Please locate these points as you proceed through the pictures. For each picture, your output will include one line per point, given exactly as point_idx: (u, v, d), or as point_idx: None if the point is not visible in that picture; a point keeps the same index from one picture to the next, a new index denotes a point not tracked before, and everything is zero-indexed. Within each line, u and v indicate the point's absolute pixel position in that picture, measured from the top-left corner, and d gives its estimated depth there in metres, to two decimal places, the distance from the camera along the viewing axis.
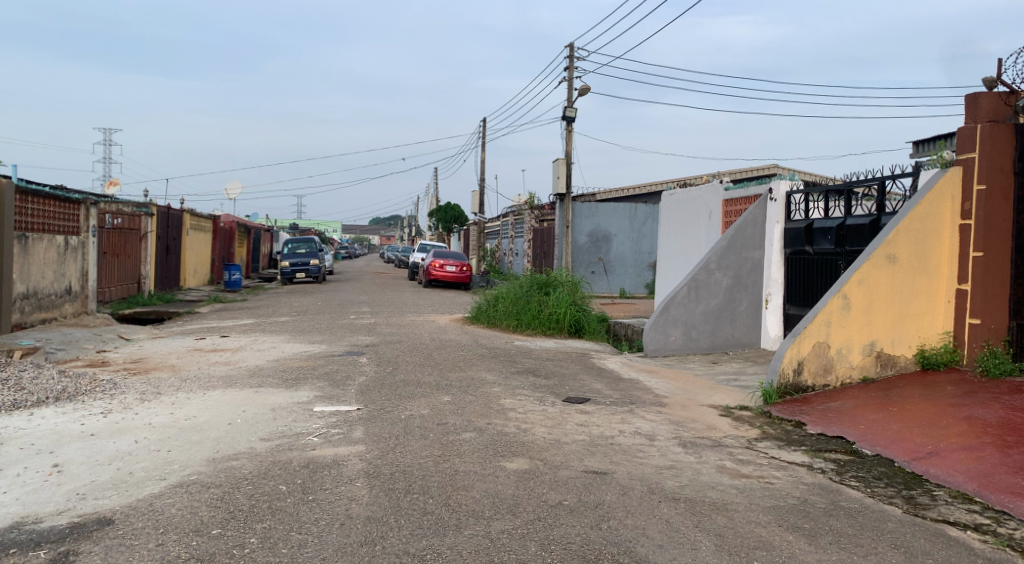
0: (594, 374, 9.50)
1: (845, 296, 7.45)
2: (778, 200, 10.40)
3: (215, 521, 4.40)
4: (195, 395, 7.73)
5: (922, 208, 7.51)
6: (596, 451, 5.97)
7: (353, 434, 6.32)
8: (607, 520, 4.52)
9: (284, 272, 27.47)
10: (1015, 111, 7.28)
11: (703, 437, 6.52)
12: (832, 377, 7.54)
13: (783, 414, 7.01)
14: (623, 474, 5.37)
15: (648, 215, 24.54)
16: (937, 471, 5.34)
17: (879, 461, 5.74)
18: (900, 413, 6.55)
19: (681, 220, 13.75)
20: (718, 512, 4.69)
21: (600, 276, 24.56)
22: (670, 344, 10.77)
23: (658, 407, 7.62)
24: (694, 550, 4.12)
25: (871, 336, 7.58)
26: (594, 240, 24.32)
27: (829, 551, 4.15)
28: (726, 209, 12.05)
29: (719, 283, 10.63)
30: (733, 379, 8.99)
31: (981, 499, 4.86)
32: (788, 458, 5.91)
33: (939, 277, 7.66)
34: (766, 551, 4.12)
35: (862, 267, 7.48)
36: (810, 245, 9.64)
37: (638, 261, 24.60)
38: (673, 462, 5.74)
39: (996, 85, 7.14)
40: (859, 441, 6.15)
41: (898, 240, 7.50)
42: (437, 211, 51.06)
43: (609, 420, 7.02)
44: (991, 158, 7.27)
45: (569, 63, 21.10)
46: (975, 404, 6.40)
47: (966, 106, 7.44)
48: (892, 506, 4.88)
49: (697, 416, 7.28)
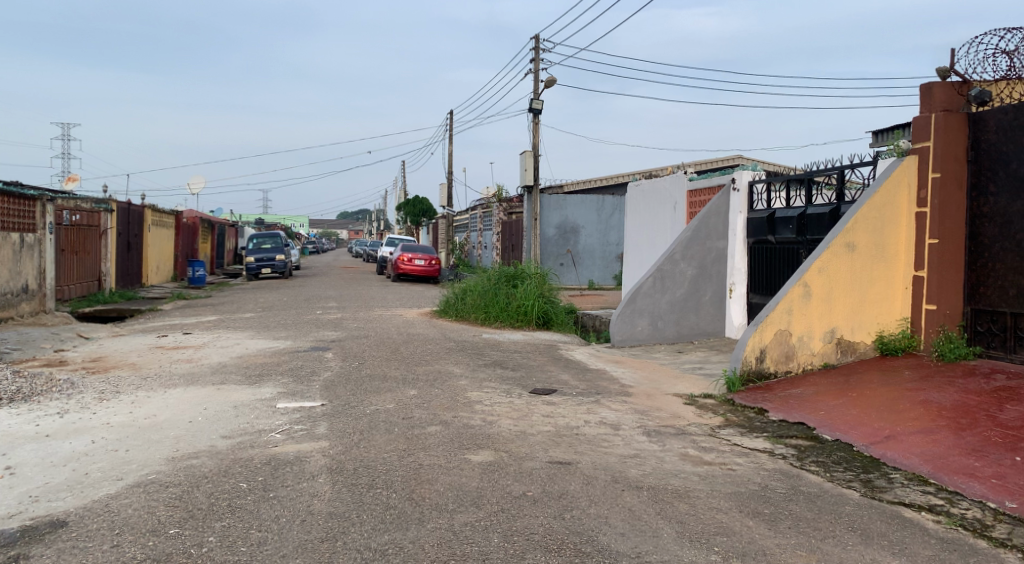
0: (560, 365, 9.55)
1: (805, 284, 7.54)
2: (740, 189, 10.48)
3: (174, 520, 4.32)
4: (155, 394, 7.58)
5: (879, 197, 7.63)
6: (561, 442, 5.98)
7: (316, 429, 6.25)
8: (570, 510, 4.53)
9: (249, 268, 27.10)
10: (968, 99, 7.40)
11: (667, 425, 6.56)
12: (793, 364, 7.64)
13: (745, 402, 7.11)
14: (587, 464, 5.39)
15: (615, 207, 24.69)
16: (892, 455, 5.45)
17: (838, 446, 5.83)
18: (859, 398, 6.67)
19: (646, 211, 13.83)
20: (679, 499, 4.73)
21: (569, 268, 24.63)
22: (637, 334, 10.83)
23: (624, 397, 7.67)
24: (655, 537, 4.15)
25: (831, 323, 7.69)
26: (562, 233, 24.38)
27: (787, 535, 4.22)
28: (690, 200, 12.15)
29: (684, 273, 10.70)
30: (698, 367, 9.08)
31: (935, 481, 4.97)
32: (750, 444, 5.98)
33: (897, 265, 7.79)
34: (727, 537, 4.16)
35: (822, 255, 7.58)
36: (772, 234, 9.74)
37: (606, 253, 24.76)
38: (637, 451, 5.78)
39: (949, 74, 7.26)
40: (819, 427, 6.24)
41: (855, 229, 7.62)
42: (405, 205, 50.79)
43: (575, 411, 7.04)
44: (945, 147, 7.38)
45: (534, 56, 20.98)
46: (931, 387, 6.54)
47: (921, 96, 7.57)
48: (850, 490, 4.96)
49: (662, 405, 7.33)
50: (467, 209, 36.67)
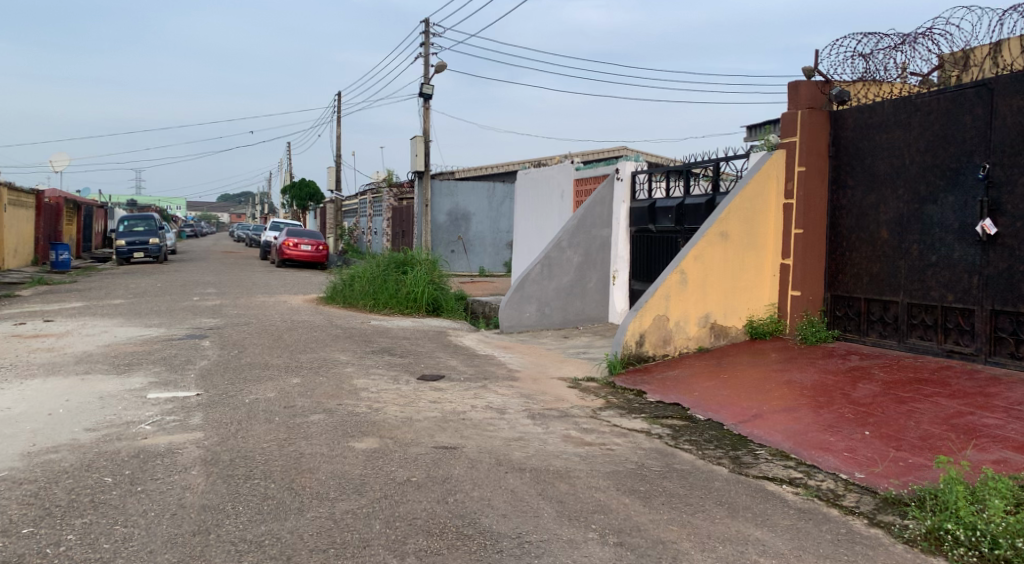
0: (449, 351, 9.55)
1: (682, 271, 7.90)
2: (624, 179, 10.82)
3: (26, 520, 4.01)
4: (8, 385, 6.99)
5: (750, 189, 8.08)
6: (447, 427, 5.99)
7: (190, 420, 5.97)
8: (454, 493, 4.56)
9: (120, 252, 25.42)
10: (829, 98, 7.92)
11: (552, 409, 6.71)
12: (671, 347, 7.99)
13: (626, 384, 7.38)
14: (472, 448, 5.44)
15: (506, 194, 24.90)
16: (758, 432, 5.81)
17: (710, 425, 6.16)
18: (730, 379, 7.07)
19: (535, 199, 14.03)
20: (560, 480, 4.86)
21: (460, 255, 24.61)
22: (525, 320, 10.98)
23: (511, 382, 7.78)
24: (536, 517, 4.25)
25: (706, 309, 8.09)
26: (453, 219, 24.30)
27: (661, 510, 4.42)
28: (577, 189, 12.42)
29: (570, 260, 10.94)
30: (583, 352, 9.33)
31: (795, 455, 5.34)
32: (629, 425, 6.21)
33: (766, 254, 8.27)
34: (604, 514, 4.31)
35: (698, 244, 7.96)
36: (653, 223, 10.12)
37: (496, 240, 24.94)
38: (522, 434, 5.88)
39: (813, 73, 7.76)
40: (693, 407, 6.57)
41: (728, 218, 8.04)
42: (291, 188, 49.10)
43: (462, 396, 7.07)
44: (809, 142, 7.89)
45: (425, 40, 20.73)
46: (793, 368, 7.02)
47: (789, 94, 8.06)
48: (720, 466, 5.26)
49: (547, 388, 7.49)
50: (356, 194, 35.91)
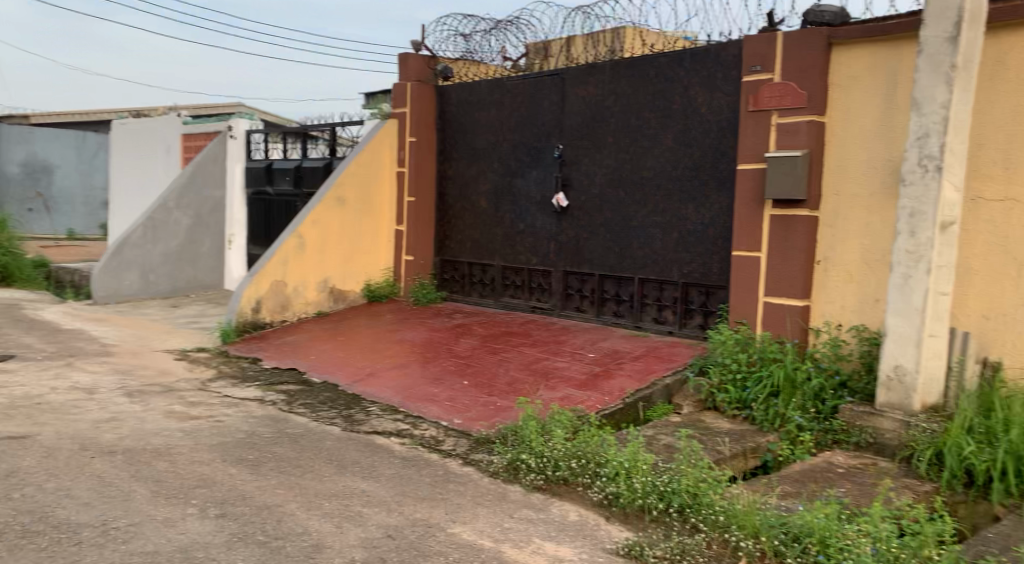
0: (21, 327, 8.07)
1: (297, 235, 7.84)
2: (237, 137, 10.27)
3: None
4: None
5: (364, 156, 8.34)
6: (13, 415, 5.07)
7: None
8: (19, 489, 3.89)
9: None
10: (435, 73, 8.44)
11: (153, 384, 6.12)
12: (288, 313, 7.88)
13: (240, 352, 7.10)
14: (46, 436, 4.70)
15: (100, 146, 21.76)
16: (370, 389, 6.07)
17: (325, 387, 6.23)
18: (347, 341, 7.24)
19: (133, 153, 12.51)
20: (158, 458, 4.47)
21: (39, 215, 20.88)
22: (125, 290, 9.81)
23: (103, 357, 6.89)
24: (127, 501, 3.85)
25: (324, 273, 8.13)
26: (29, 171, 20.48)
27: (269, 475, 4.36)
28: (184, 144, 11.40)
29: (179, 223, 10.08)
30: (193, 322, 8.68)
31: (402, 409, 5.68)
32: (241, 394, 5.97)
33: (381, 219, 8.59)
34: (208, 488, 4.10)
35: (314, 208, 7.96)
36: (270, 186, 9.80)
37: (88, 198, 21.74)
38: (113, 414, 5.26)
39: (421, 48, 8.19)
40: (309, 370, 6.58)
41: (344, 184, 8.18)
42: None
43: (36, 378, 6.04)
44: (418, 114, 8.36)
45: None
46: (405, 328, 7.46)
47: (399, 66, 8.42)
48: (333, 426, 5.36)
49: (149, 362, 6.81)
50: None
